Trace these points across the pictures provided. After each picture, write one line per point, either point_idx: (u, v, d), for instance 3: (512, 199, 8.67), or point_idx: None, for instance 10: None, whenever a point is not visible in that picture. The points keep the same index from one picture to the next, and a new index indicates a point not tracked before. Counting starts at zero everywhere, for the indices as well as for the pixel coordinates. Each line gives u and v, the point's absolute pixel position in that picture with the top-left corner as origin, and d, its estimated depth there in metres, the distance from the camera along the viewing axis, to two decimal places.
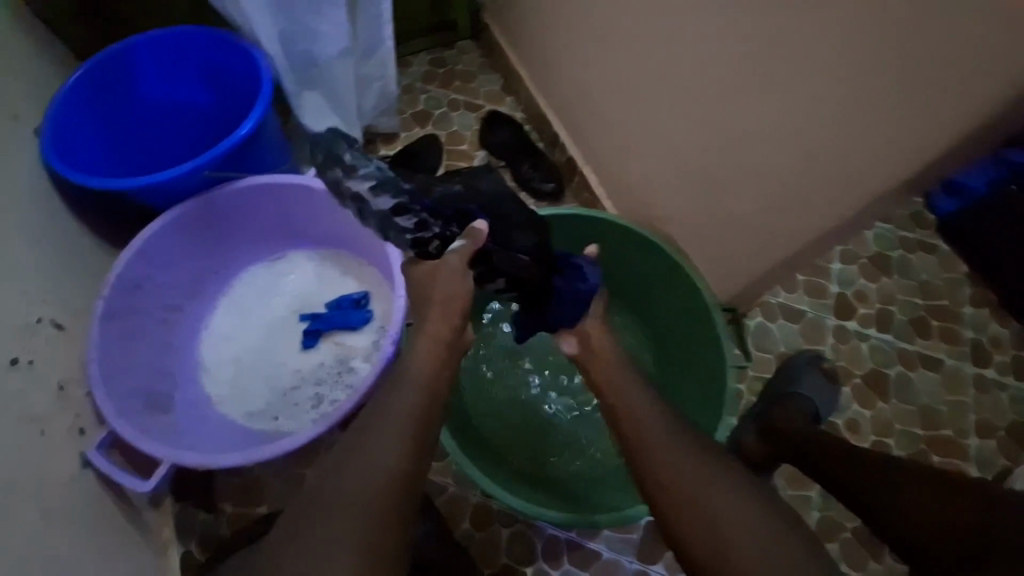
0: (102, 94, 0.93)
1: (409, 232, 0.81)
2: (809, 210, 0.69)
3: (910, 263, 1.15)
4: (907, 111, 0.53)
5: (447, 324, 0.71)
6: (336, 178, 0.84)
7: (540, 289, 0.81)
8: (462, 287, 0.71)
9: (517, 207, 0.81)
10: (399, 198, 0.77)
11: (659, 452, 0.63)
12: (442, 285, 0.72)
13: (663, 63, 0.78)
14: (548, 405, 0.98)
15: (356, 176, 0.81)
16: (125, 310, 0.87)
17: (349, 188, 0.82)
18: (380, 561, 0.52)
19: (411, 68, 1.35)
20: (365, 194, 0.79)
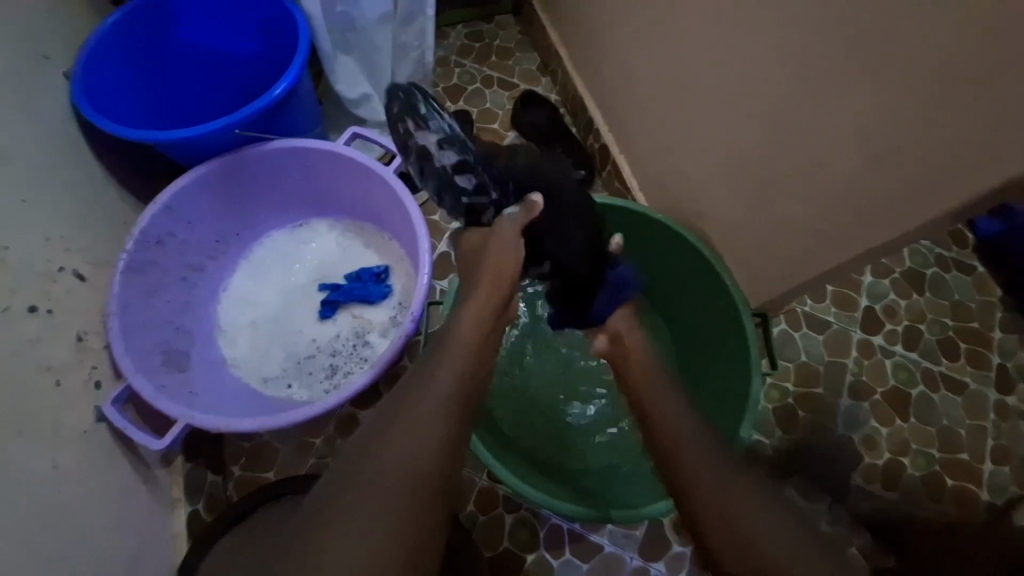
0: (137, 41, 0.91)
1: (466, 195, 0.73)
2: (855, 221, 0.66)
3: (944, 282, 1.11)
4: (978, 131, 0.49)
5: (493, 295, 0.68)
6: (404, 131, 0.75)
7: (585, 281, 0.78)
8: (514, 258, 0.68)
9: (577, 196, 0.77)
10: (466, 156, 0.73)
11: (687, 449, 0.57)
12: (494, 252, 0.68)
13: (714, 53, 0.75)
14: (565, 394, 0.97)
15: (424, 130, 0.74)
16: (148, 266, 0.86)
17: (415, 144, 0.74)
18: (399, 525, 0.49)
19: (447, 39, 1.31)
20: (430, 148, 0.73)
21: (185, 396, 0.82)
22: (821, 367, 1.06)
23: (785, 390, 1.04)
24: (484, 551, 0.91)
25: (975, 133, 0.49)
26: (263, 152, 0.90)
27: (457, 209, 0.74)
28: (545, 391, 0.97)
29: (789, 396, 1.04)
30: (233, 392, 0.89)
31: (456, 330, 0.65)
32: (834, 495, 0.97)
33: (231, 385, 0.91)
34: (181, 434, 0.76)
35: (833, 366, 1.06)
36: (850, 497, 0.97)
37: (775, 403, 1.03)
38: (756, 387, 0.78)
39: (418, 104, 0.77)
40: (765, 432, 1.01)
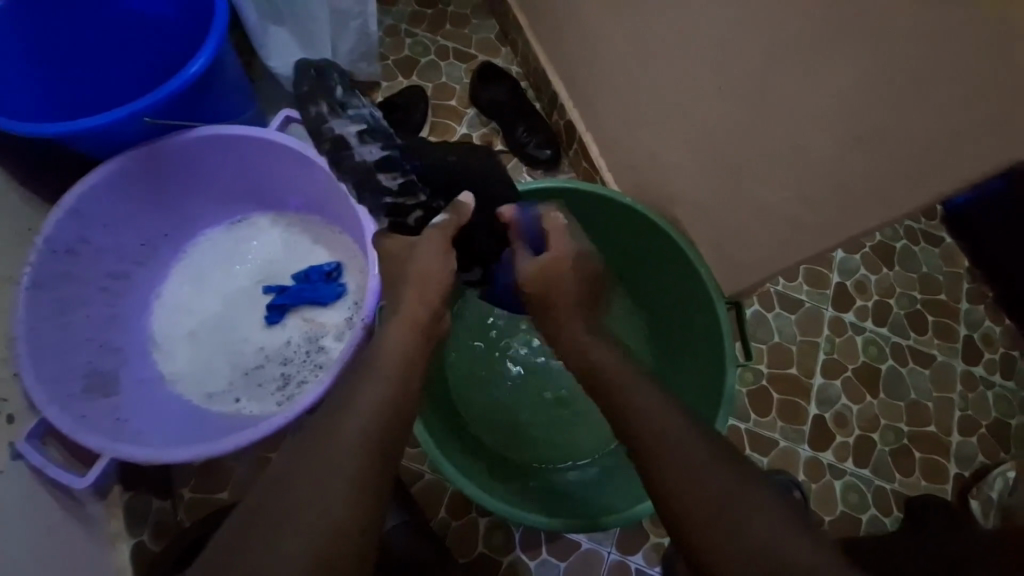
0: (26, 17, 0.78)
1: (388, 195, 0.75)
2: (834, 205, 0.61)
3: (914, 255, 1.11)
4: (981, 107, 0.44)
5: (424, 307, 0.63)
6: (318, 114, 0.80)
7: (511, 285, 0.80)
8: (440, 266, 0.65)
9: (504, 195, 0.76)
10: (388, 150, 0.76)
11: (676, 457, 0.51)
12: (419, 262, 0.65)
13: (686, 21, 0.68)
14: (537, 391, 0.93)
15: (341, 117, 0.79)
16: (59, 278, 0.76)
17: (331, 129, 0.79)
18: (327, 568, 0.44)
19: (395, 5, 1.19)
20: (351, 140, 0.77)
21: (113, 423, 0.74)
22: (794, 347, 1.04)
23: (758, 372, 1.03)
24: (458, 557, 0.88)
25: (977, 110, 0.44)
26: (185, 142, 0.79)
27: (382, 209, 0.76)
28: (517, 392, 0.93)
29: (762, 378, 1.02)
30: (172, 412, 0.82)
31: (384, 351, 0.57)
32: (807, 474, 0.98)
33: (171, 404, 0.83)
34: (106, 467, 0.69)
35: (806, 345, 1.05)
36: (822, 475, 0.98)
37: (748, 386, 1.02)
38: (731, 378, 0.75)
39: (334, 86, 0.82)
40: (739, 416, 1.00)
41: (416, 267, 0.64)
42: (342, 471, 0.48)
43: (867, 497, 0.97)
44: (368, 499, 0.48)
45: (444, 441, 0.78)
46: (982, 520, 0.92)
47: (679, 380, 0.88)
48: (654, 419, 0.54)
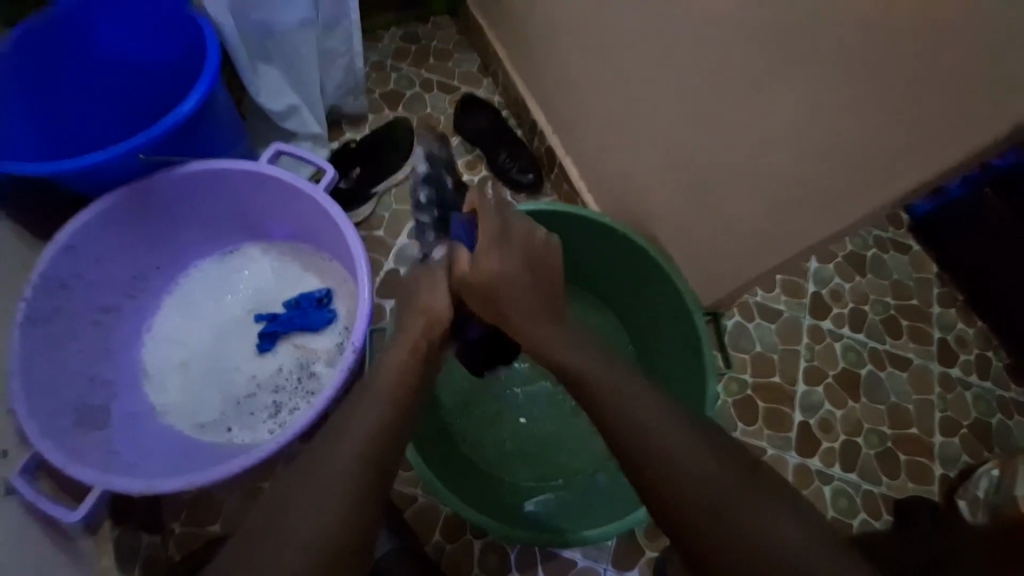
0: (22, 62, 0.81)
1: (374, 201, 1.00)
2: (798, 219, 0.65)
3: (885, 263, 1.15)
4: (915, 126, 0.48)
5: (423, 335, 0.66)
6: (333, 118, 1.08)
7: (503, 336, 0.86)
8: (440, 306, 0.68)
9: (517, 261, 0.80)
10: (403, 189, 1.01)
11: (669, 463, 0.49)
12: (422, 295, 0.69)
13: (652, 53, 0.73)
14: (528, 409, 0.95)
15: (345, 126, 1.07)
16: (51, 313, 0.77)
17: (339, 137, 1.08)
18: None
19: (380, 42, 1.25)
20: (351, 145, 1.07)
21: (105, 456, 0.74)
22: (776, 356, 1.07)
23: (743, 382, 1.05)
24: None
25: (916, 128, 0.48)
26: (177, 177, 0.82)
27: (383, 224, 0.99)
28: (508, 411, 0.94)
29: (747, 388, 1.05)
30: (163, 444, 0.82)
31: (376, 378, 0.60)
32: (796, 481, 0.99)
33: (162, 436, 0.83)
34: (97, 501, 0.69)
35: (787, 353, 1.08)
36: (811, 481, 0.99)
37: (734, 395, 1.04)
38: (713, 387, 0.77)
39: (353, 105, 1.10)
40: (727, 426, 1.02)
41: (419, 299, 0.68)
42: (331, 495, 0.49)
43: (856, 501, 0.99)
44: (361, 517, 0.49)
45: (433, 462, 0.80)
46: (969, 517, 0.89)
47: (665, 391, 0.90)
48: (654, 423, 0.52)
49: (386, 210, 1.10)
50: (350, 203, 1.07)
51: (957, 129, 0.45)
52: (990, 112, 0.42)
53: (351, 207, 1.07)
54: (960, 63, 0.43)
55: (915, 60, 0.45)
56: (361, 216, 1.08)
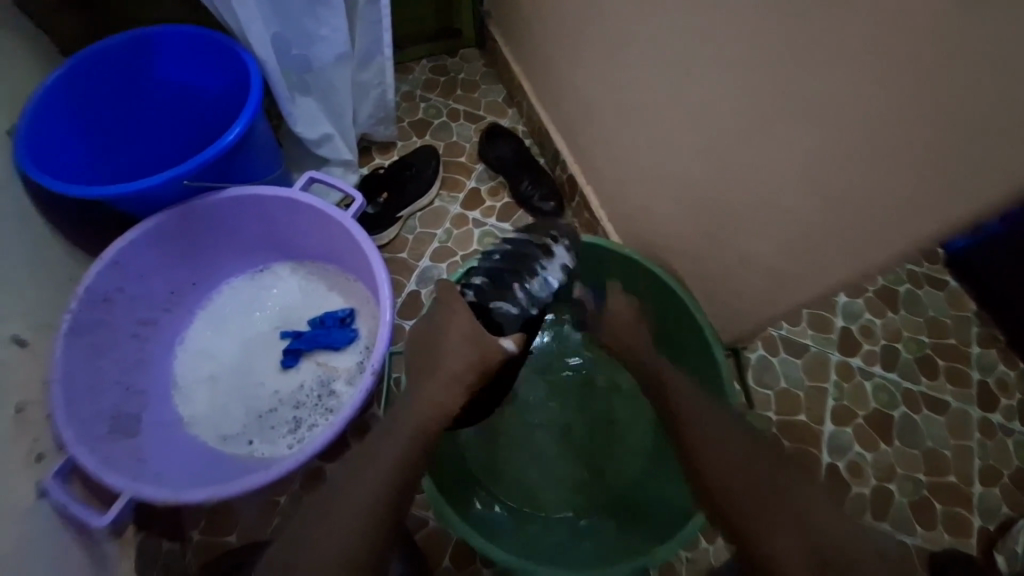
0: (82, 93, 0.89)
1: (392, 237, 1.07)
2: (818, 256, 0.64)
3: (918, 299, 1.11)
4: (936, 170, 0.47)
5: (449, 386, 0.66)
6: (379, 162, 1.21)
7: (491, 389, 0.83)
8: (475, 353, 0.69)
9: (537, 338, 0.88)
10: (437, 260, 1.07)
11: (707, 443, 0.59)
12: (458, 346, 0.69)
13: (672, 88, 0.74)
14: (548, 439, 0.93)
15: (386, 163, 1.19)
16: (95, 325, 0.82)
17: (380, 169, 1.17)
18: None
19: (411, 74, 1.31)
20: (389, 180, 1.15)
21: (135, 464, 0.77)
22: (801, 392, 1.04)
23: (766, 419, 1.02)
24: None
25: (933, 171, 0.47)
26: (216, 201, 0.87)
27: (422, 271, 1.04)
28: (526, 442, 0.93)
29: (771, 425, 1.01)
30: (187, 455, 0.85)
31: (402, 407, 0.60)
32: None
33: (187, 447, 0.86)
34: (124, 508, 0.72)
35: (813, 390, 1.04)
36: None
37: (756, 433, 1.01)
38: None
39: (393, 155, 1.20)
40: None
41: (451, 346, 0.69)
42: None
43: None
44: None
45: (441, 489, 0.80)
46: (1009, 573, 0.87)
47: None
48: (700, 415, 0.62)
49: (410, 233, 1.14)
50: (376, 227, 1.11)
51: (978, 175, 0.44)
52: (1013, 159, 0.42)
53: (376, 230, 1.11)
54: (980, 110, 0.42)
55: (933, 104, 0.45)
56: (385, 239, 1.12)
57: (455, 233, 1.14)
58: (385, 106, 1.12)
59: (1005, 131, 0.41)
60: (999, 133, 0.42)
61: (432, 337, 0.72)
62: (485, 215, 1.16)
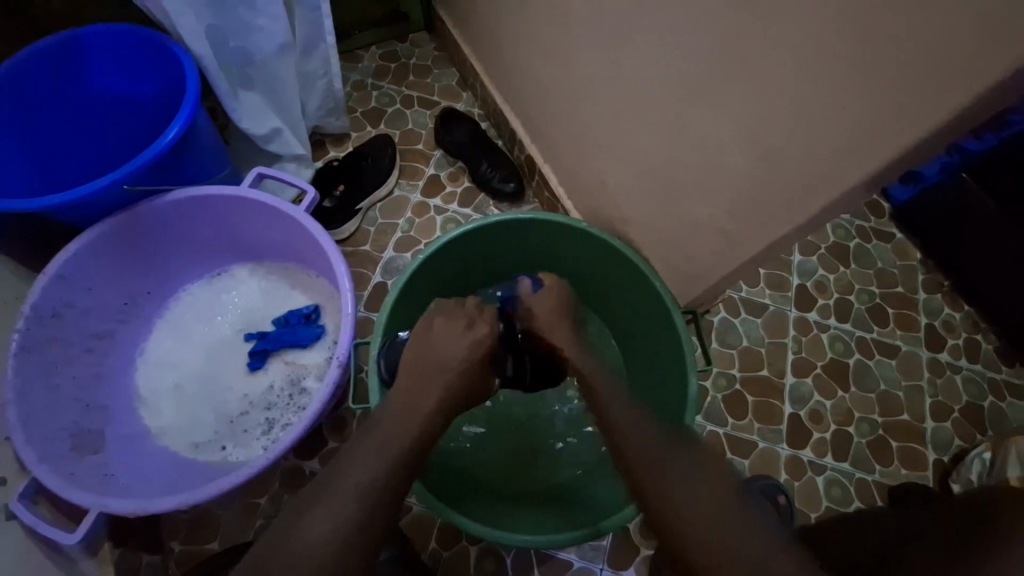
0: (10, 105, 0.84)
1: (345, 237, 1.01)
2: (762, 214, 0.67)
3: (867, 251, 1.17)
4: (861, 118, 0.49)
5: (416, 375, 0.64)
6: (332, 154, 1.19)
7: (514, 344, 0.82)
8: (459, 350, 0.69)
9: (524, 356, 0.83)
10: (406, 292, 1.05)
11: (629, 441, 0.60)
12: (444, 346, 0.70)
13: (617, 60, 0.75)
14: (531, 418, 0.96)
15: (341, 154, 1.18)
16: (45, 342, 0.79)
17: (334, 160, 1.15)
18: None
19: (360, 62, 1.28)
20: (343, 170, 1.13)
21: (102, 480, 0.76)
22: (763, 349, 1.08)
23: (731, 376, 1.06)
24: None
25: (857, 125, 0.50)
26: (163, 205, 0.85)
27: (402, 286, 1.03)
28: (507, 426, 0.95)
29: (736, 382, 1.06)
30: (159, 466, 0.84)
31: None
32: (789, 473, 1.00)
33: (157, 457, 0.85)
34: (95, 522, 0.71)
35: (774, 346, 1.08)
36: (804, 472, 1.00)
37: (723, 391, 1.05)
38: (693, 383, 0.77)
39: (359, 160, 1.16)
40: (716, 421, 1.03)
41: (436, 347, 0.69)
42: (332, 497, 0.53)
43: (849, 490, 0.99)
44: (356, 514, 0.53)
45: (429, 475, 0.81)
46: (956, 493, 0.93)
47: (652, 391, 0.91)
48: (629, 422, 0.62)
49: (372, 225, 1.13)
50: (335, 221, 1.09)
51: (900, 119, 0.47)
52: (929, 101, 0.44)
53: (336, 224, 1.09)
54: (897, 58, 0.44)
55: (857, 53, 0.46)
56: (346, 233, 1.10)
57: (418, 222, 1.14)
58: (335, 98, 1.10)
59: (922, 71, 0.43)
60: (910, 83, 0.44)
61: (440, 343, 0.70)
62: (446, 202, 1.16)
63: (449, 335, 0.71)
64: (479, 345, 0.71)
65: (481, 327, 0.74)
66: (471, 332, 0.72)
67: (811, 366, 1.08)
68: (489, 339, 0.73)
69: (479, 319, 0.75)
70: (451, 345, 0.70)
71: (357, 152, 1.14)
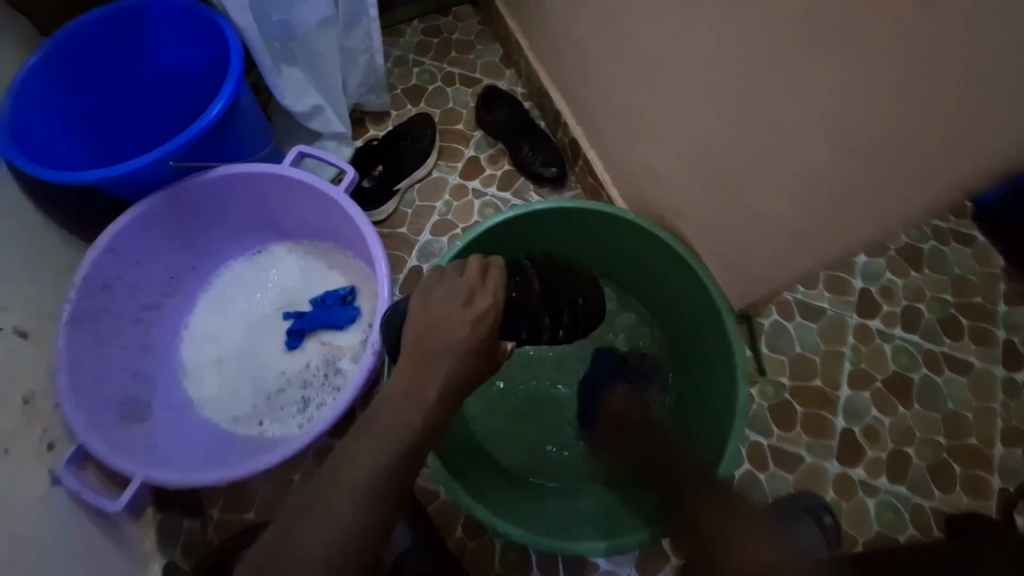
0: (63, 77, 0.85)
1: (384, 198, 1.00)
2: (838, 214, 0.60)
3: (943, 255, 1.06)
4: (975, 113, 0.42)
5: None
6: (372, 132, 1.17)
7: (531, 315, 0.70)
8: (449, 320, 0.60)
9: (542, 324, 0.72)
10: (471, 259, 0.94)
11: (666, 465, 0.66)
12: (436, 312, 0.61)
13: (678, 38, 0.68)
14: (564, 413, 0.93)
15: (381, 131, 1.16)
16: (96, 313, 0.82)
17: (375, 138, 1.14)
18: None
19: (402, 37, 1.24)
20: (381, 147, 1.11)
21: (146, 450, 0.79)
22: (816, 356, 1.01)
23: (779, 384, 0.99)
24: None
25: (966, 119, 0.43)
26: (206, 181, 0.85)
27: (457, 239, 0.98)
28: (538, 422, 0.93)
29: (784, 390, 0.99)
30: (200, 437, 0.86)
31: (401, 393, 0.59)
32: (836, 490, 0.94)
33: (198, 429, 0.87)
34: (139, 490, 0.74)
35: (828, 354, 1.01)
36: (853, 491, 0.94)
37: (769, 398, 0.99)
38: (742, 392, 0.72)
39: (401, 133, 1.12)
40: (759, 429, 0.97)
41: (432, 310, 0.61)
42: (362, 489, 0.52)
43: (902, 513, 0.92)
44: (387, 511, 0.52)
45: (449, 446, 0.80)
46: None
47: (692, 401, 0.86)
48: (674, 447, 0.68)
49: (409, 207, 1.11)
50: (373, 202, 1.07)
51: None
52: None
53: (375, 205, 1.08)
54: None
55: (978, 32, 0.39)
56: (383, 214, 1.08)
57: (455, 206, 1.11)
58: (377, 75, 1.07)
59: None
60: None
61: (441, 324, 0.60)
62: (485, 185, 1.12)
63: (443, 310, 0.61)
64: (478, 324, 0.61)
65: (484, 299, 0.62)
66: (470, 309, 0.61)
67: (871, 378, 1.00)
68: (491, 311, 0.62)
69: (482, 290, 0.63)
70: (446, 321, 0.60)
71: (397, 130, 1.12)
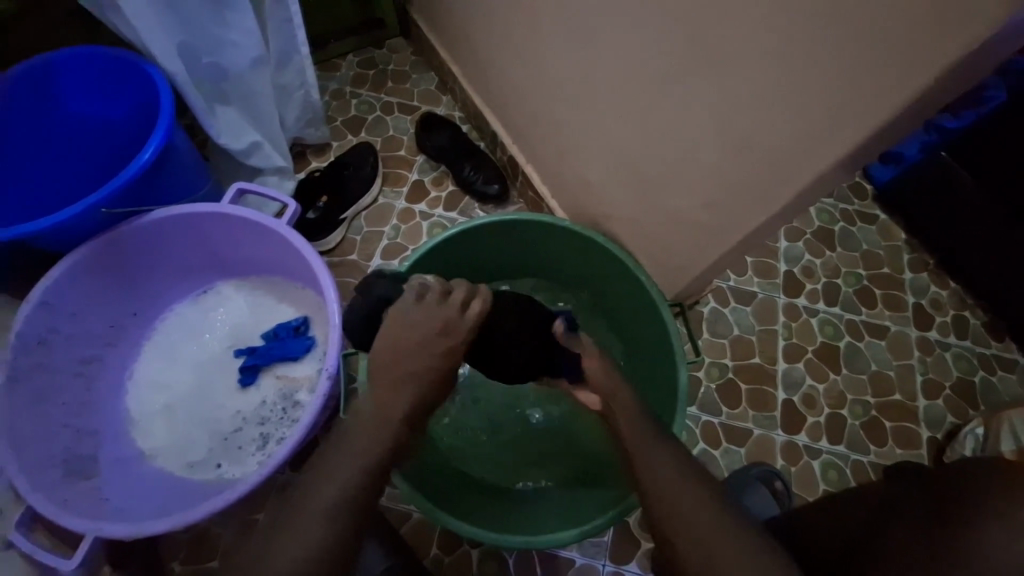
0: None
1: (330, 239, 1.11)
2: (738, 206, 0.67)
3: (852, 234, 1.17)
4: (823, 111, 0.51)
5: None
6: (313, 164, 1.19)
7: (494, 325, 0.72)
8: (417, 353, 0.58)
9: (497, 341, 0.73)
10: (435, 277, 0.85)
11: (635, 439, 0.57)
12: (409, 337, 0.57)
13: (587, 58, 0.75)
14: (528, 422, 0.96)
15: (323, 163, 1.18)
16: (31, 370, 0.79)
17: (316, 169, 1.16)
18: None
19: (339, 71, 1.27)
20: (324, 177, 1.13)
21: (95, 505, 0.76)
22: (753, 337, 1.09)
23: (723, 366, 1.06)
24: None
25: (817, 118, 0.51)
26: (143, 225, 0.84)
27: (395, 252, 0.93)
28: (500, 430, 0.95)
29: (728, 371, 1.06)
30: (155, 488, 0.83)
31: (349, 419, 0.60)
32: (785, 459, 1.00)
33: (151, 480, 0.84)
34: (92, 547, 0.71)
35: (764, 334, 1.09)
36: (800, 458, 1.00)
37: (716, 380, 1.05)
38: (683, 373, 0.77)
39: (343, 162, 1.14)
40: (710, 410, 1.03)
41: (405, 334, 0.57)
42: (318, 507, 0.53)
43: (845, 472, 1.00)
44: (339, 531, 0.52)
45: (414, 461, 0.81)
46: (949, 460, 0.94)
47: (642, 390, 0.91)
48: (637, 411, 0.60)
49: (357, 234, 1.12)
50: (320, 232, 1.09)
51: (861, 107, 0.47)
52: (879, 93, 0.45)
53: (322, 234, 1.09)
54: (855, 46, 0.45)
55: (825, 38, 0.46)
56: (332, 243, 1.10)
57: (404, 229, 1.13)
58: (314, 108, 1.09)
59: (873, 62, 0.44)
60: (862, 72, 0.46)
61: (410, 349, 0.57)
62: (432, 206, 1.15)
63: (415, 340, 0.57)
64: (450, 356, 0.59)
65: (458, 332, 0.59)
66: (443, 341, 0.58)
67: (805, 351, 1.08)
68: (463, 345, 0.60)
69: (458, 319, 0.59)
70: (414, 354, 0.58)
71: (339, 160, 1.14)
